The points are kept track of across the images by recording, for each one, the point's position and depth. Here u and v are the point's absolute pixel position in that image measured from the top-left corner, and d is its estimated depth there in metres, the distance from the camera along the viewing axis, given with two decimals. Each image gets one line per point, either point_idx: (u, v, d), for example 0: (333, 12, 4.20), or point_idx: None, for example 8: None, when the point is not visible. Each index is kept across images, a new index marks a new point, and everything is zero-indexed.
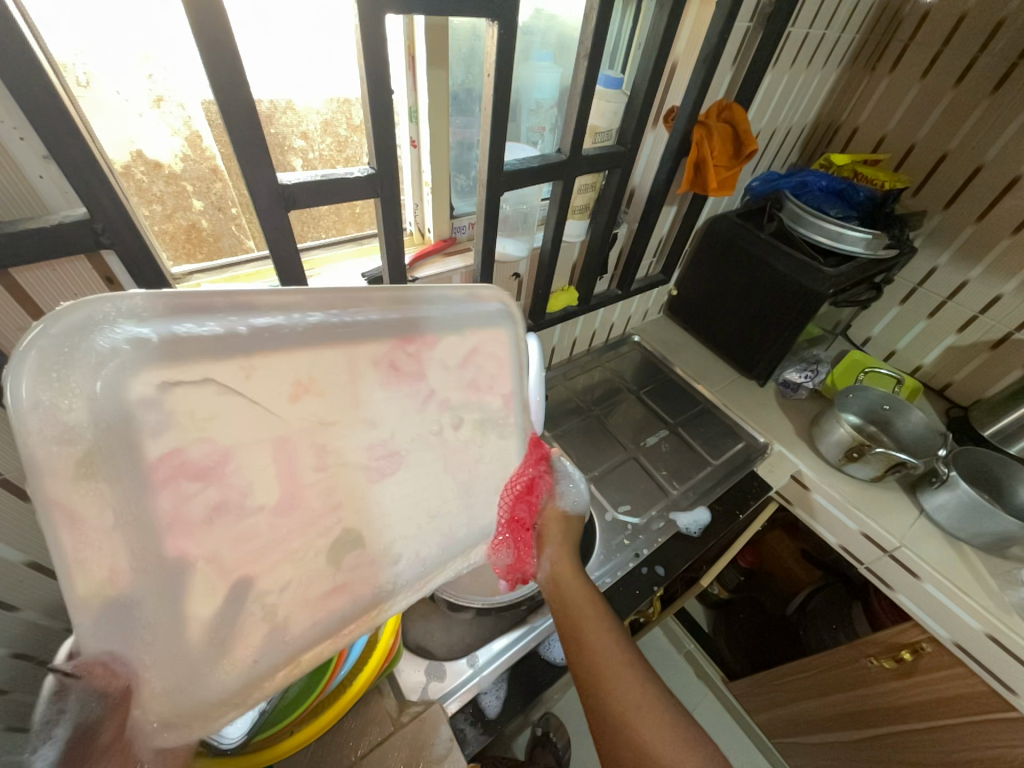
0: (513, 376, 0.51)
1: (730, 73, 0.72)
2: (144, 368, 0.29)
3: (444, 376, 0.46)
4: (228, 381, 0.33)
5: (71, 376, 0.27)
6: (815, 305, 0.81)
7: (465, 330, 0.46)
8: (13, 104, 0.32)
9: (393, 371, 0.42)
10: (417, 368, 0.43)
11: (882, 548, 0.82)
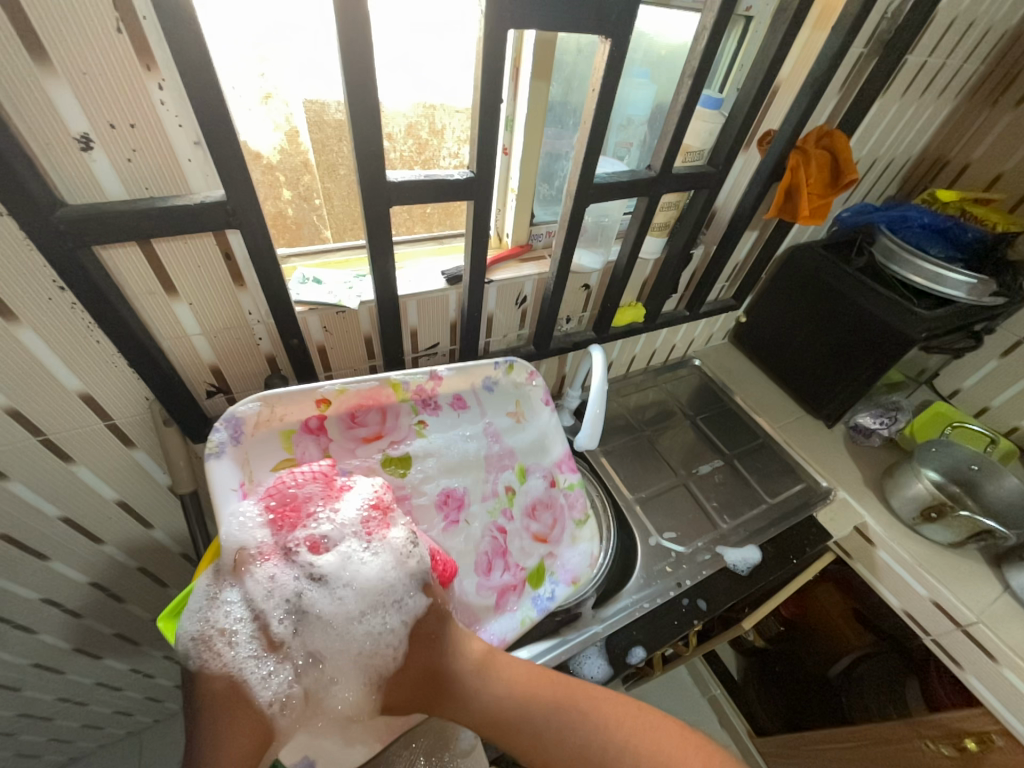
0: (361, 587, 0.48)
1: (836, 100, 0.69)
2: (251, 424, 0.49)
3: (510, 435, 0.66)
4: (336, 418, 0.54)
5: (229, 457, 0.48)
6: (903, 349, 0.75)
7: (550, 443, 0.70)
8: (183, 97, 0.36)
9: (490, 466, 0.63)
10: (506, 453, 0.65)
11: (953, 622, 0.75)
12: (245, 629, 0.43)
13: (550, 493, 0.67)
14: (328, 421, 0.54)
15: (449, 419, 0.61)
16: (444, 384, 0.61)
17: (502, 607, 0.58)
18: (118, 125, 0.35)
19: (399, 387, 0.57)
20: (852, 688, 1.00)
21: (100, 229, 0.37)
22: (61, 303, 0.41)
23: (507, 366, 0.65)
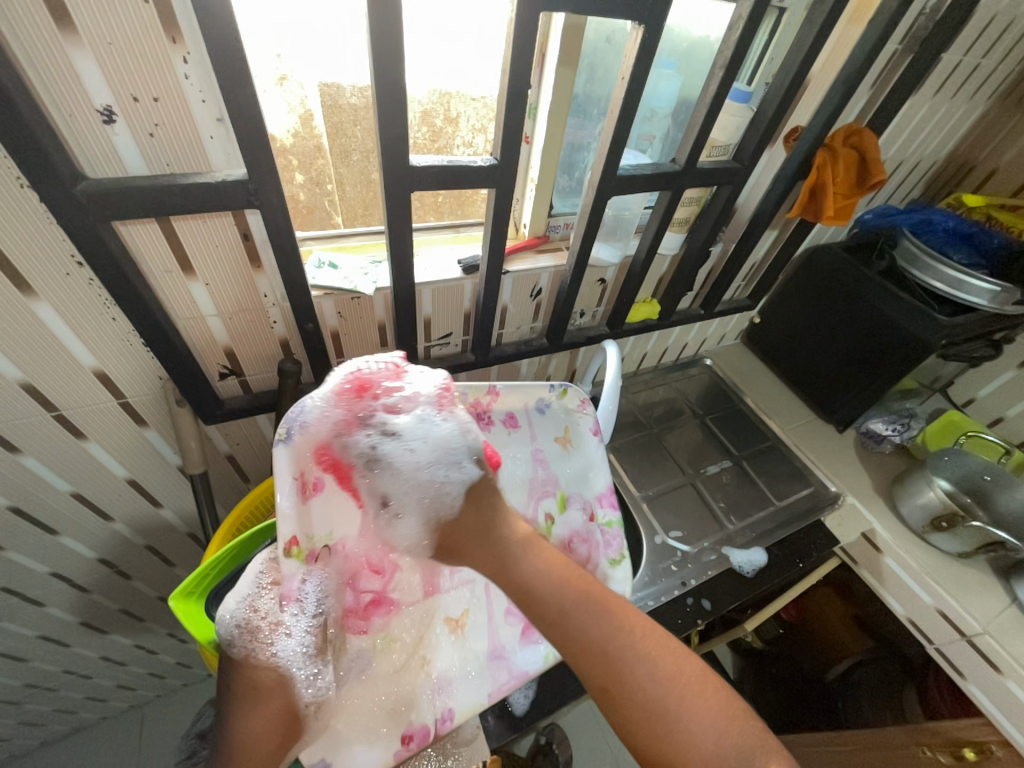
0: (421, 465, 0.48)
1: (867, 98, 0.67)
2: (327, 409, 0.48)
3: (555, 463, 0.64)
4: None
5: None
6: (921, 354, 0.74)
7: (600, 481, 0.66)
8: (207, 72, 0.35)
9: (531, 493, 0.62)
10: (547, 476, 0.64)
11: (958, 632, 0.75)
12: (296, 631, 0.44)
13: (588, 527, 0.64)
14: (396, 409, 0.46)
15: (501, 436, 0.60)
16: (500, 401, 0.60)
17: (527, 638, 0.56)
18: (141, 98, 0.35)
19: (456, 397, 0.58)
20: (851, 694, 1.01)
21: (121, 204, 0.36)
22: (79, 278, 0.41)
23: (561, 390, 0.64)
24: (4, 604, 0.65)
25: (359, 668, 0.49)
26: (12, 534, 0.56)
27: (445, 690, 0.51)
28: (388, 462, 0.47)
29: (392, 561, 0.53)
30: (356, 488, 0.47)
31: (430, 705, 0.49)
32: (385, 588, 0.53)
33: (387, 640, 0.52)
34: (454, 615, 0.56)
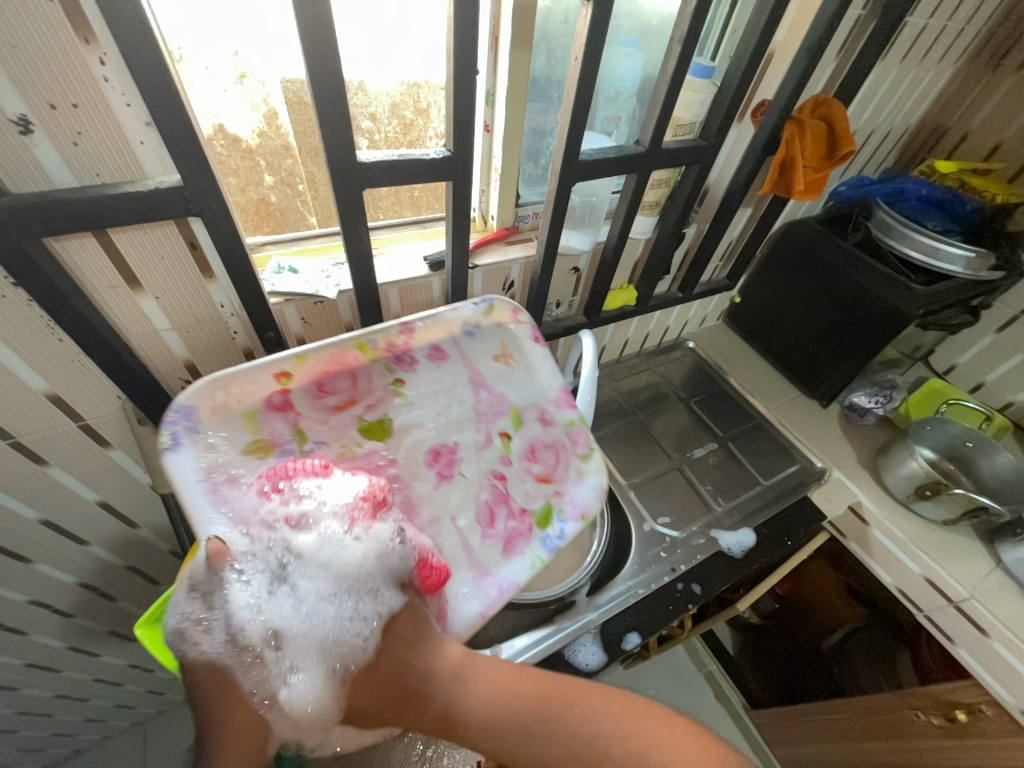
0: (317, 637, 0.37)
1: (833, 67, 0.66)
2: (190, 396, 0.44)
3: (493, 374, 0.59)
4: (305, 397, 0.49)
5: (175, 453, 0.41)
6: (900, 326, 0.74)
7: (545, 375, 0.61)
8: (126, 70, 0.33)
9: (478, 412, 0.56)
10: (494, 393, 0.58)
11: (946, 598, 0.75)
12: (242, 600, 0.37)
13: (547, 430, 0.58)
14: (292, 395, 0.48)
15: (429, 372, 0.55)
16: (418, 337, 0.56)
17: (511, 553, 0.49)
18: (59, 105, 0.33)
19: (366, 346, 0.53)
20: (845, 660, 1.01)
21: (47, 219, 0.34)
22: (16, 300, 0.39)
23: (486, 308, 0.60)
24: None
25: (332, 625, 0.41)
26: None
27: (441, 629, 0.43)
28: (281, 609, 0.37)
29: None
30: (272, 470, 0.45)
31: None
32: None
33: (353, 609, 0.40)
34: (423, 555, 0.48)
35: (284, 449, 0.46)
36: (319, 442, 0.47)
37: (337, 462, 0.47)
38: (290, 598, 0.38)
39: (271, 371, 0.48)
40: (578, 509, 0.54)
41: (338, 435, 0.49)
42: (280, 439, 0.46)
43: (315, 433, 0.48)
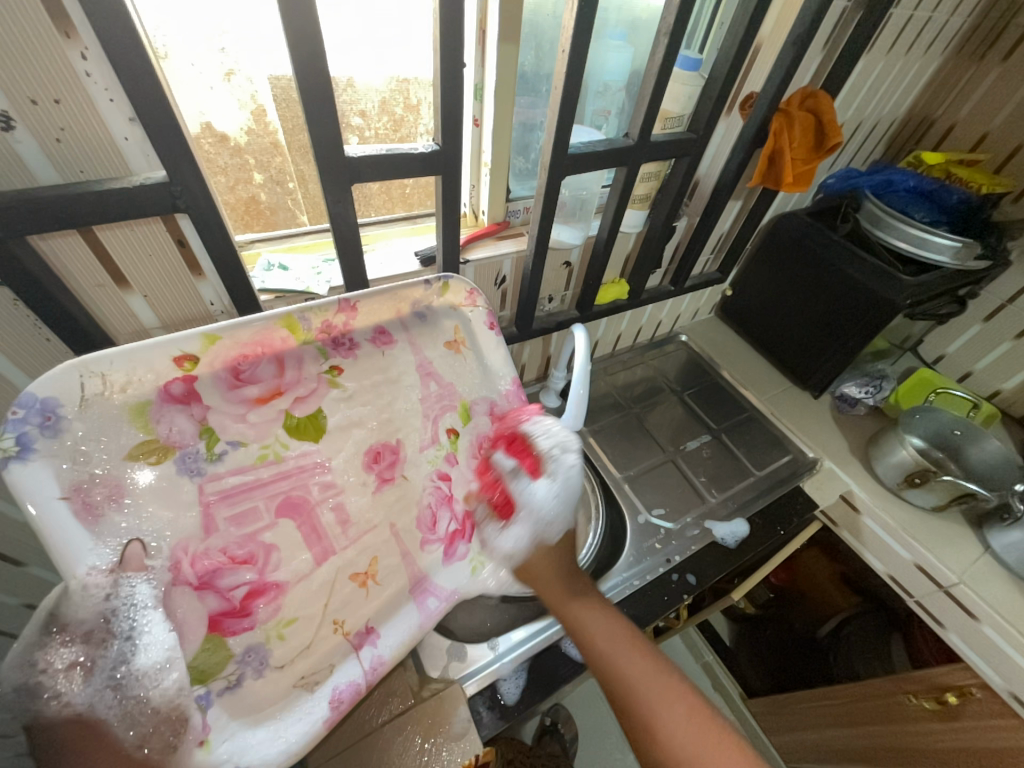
0: (555, 506, 0.56)
1: (819, 58, 0.66)
2: (48, 386, 0.36)
3: (439, 361, 0.55)
4: (209, 387, 0.42)
5: (22, 464, 0.34)
6: (887, 316, 0.74)
7: (492, 360, 0.59)
8: (107, 64, 0.33)
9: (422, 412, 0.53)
10: (444, 385, 0.55)
11: (936, 583, 0.77)
12: (145, 647, 0.36)
13: (497, 427, 0.57)
14: (197, 382, 0.42)
15: (371, 360, 0.51)
16: (359, 318, 0.49)
17: (452, 555, 0.52)
18: (41, 101, 0.32)
19: (297, 326, 0.46)
20: (840, 647, 1.03)
21: (30, 216, 0.34)
22: (2, 300, 0.39)
23: (441, 286, 0.54)
24: None
25: (256, 664, 0.40)
26: None
27: (371, 639, 0.45)
28: (543, 480, 0.55)
29: (261, 543, 0.42)
30: (170, 479, 0.40)
31: (353, 665, 0.43)
32: (263, 573, 0.41)
33: (287, 622, 0.41)
34: (360, 567, 0.46)
35: (188, 454, 0.41)
36: (231, 443, 0.43)
37: (256, 467, 0.44)
38: (542, 486, 0.55)
39: (170, 353, 0.41)
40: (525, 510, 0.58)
41: (257, 434, 0.44)
42: (184, 442, 0.41)
43: (225, 431, 0.43)
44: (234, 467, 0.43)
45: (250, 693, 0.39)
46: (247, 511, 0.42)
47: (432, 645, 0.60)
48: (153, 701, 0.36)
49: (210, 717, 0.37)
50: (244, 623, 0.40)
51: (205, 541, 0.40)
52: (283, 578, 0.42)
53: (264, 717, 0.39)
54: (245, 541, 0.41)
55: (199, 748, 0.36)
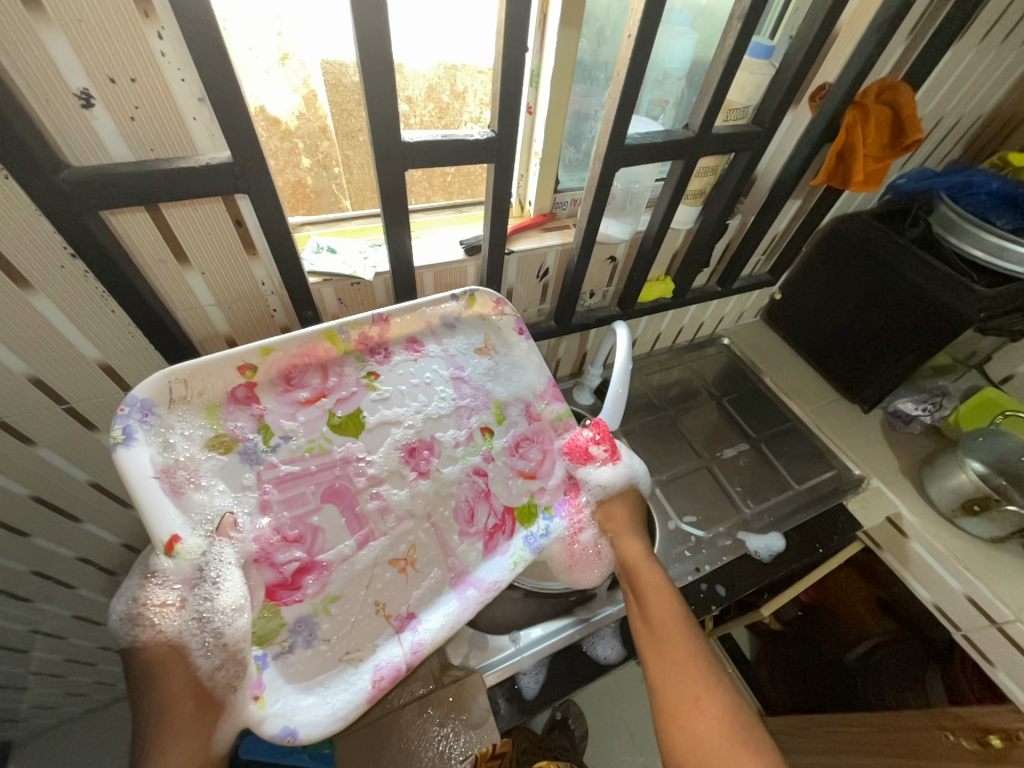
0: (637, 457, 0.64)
1: (903, 47, 0.62)
2: (143, 387, 0.40)
3: (471, 369, 0.56)
4: (272, 389, 0.46)
5: (131, 447, 0.38)
6: (956, 328, 0.69)
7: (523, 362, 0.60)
8: (182, 44, 0.34)
9: (457, 414, 0.54)
10: (475, 389, 0.56)
11: (988, 618, 0.72)
12: (227, 591, 0.39)
13: (533, 427, 0.58)
14: (257, 388, 0.45)
15: (405, 365, 0.53)
16: (393, 329, 0.52)
17: (492, 549, 0.50)
18: (119, 79, 0.33)
19: (336, 338, 0.49)
20: (870, 673, 0.99)
21: (104, 191, 0.35)
22: (74, 270, 0.40)
23: (467, 299, 0.56)
24: (36, 588, 0.67)
25: (306, 635, 0.41)
26: (38, 522, 0.58)
27: (412, 624, 0.44)
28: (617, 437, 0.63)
29: (309, 525, 0.44)
30: (236, 468, 0.42)
31: (394, 645, 0.42)
32: (311, 552, 0.43)
33: (332, 599, 0.42)
34: (400, 553, 0.47)
35: (249, 447, 0.43)
36: (285, 438, 0.45)
37: (306, 457, 0.45)
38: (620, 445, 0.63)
39: (234, 363, 0.44)
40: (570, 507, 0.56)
41: (306, 429, 0.46)
42: (245, 436, 0.43)
43: (282, 427, 0.45)
44: (288, 459, 0.44)
45: (299, 663, 0.40)
46: (296, 495, 0.44)
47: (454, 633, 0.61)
48: (228, 637, 0.39)
49: (266, 677, 0.38)
50: (295, 596, 0.41)
51: (260, 520, 0.42)
52: (328, 558, 0.43)
53: (314, 683, 0.39)
54: (296, 522, 0.43)
55: (255, 703, 0.37)
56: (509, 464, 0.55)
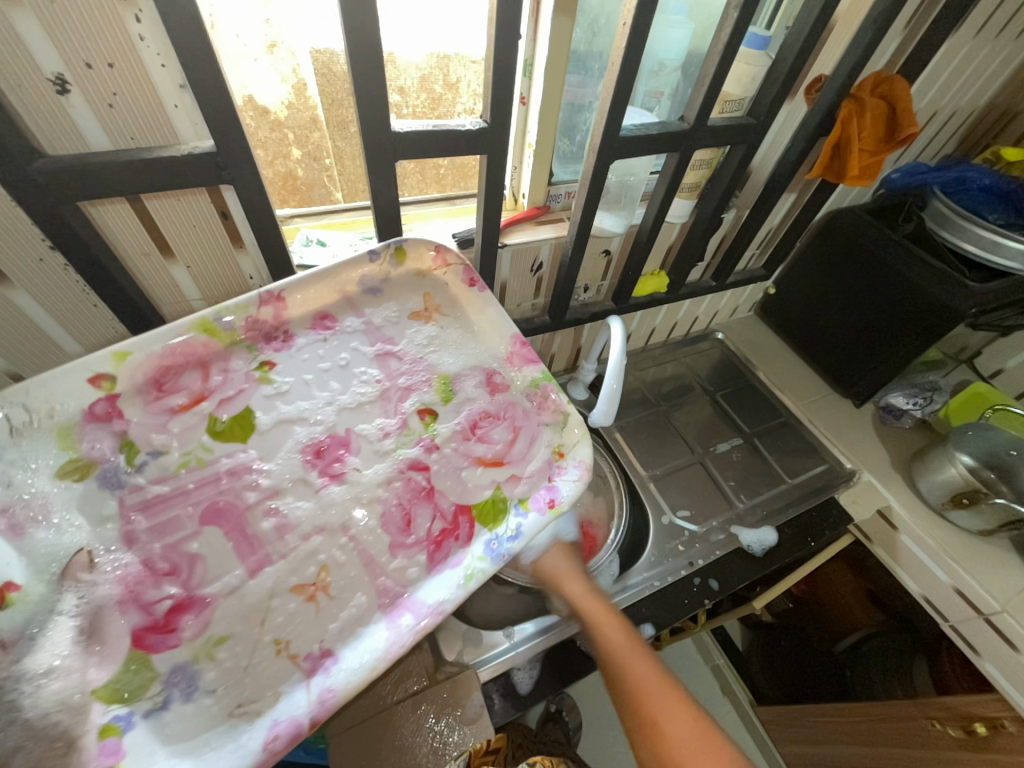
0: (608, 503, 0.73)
1: (899, 40, 0.61)
2: None
3: (408, 339, 0.49)
4: (143, 398, 0.40)
5: None
6: (947, 324, 0.70)
7: (477, 318, 0.52)
8: (162, 29, 0.32)
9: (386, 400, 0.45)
10: (410, 359, 0.48)
11: (975, 609, 0.73)
12: (48, 649, 0.31)
13: (497, 400, 0.48)
14: (121, 399, 0.39)
15: (310, 348, 0.46)
16: (290, 307, 0.46)
17: (437, 564, 0.38)
18: (95, 64, 0.32)
19: (213, 327, 0.43)
20: (859, 663, 0.99)
21: (80, 181, 0.34)
22: (52, 264, 0.39)
23: (393, 252, 0.50)
24: None
25: (183, 688, 0.31)
26: None
27: (326, 665, 0.33)
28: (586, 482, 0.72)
29: (185, 554, 0.36)
30: (94, 492, 0.36)
31: (298, 696, 0.32)
32: (188, 585, 0.35)
33: (218, 641, 0.33)
34: (308, 578, 0.36)
35: (109, 469, 0.37)
36: (153, 452, 0.39)
37: (179, 475, 0.38)
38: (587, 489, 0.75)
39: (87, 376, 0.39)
40: (546, 498, 0.42)
41: (180, 439, 0.40)
42: (105, 456, 0.38)
43: (151, 438, 0.39)
44: (158, 474, 0.38)
45: (175, 724, 0.30)
46: (169, 520, 0.37)
47: (448, 629, 0.61)
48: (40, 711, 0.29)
49: (126, 742, 0.29)
50: (170, 641, 0.33)
51: (121, 553, 0.35)
52: (211, 589, 0.35)
53: (194, 746, 0.30)
54: (167, 552, 0.36)
55: None
56: (464, 452, 0.44)
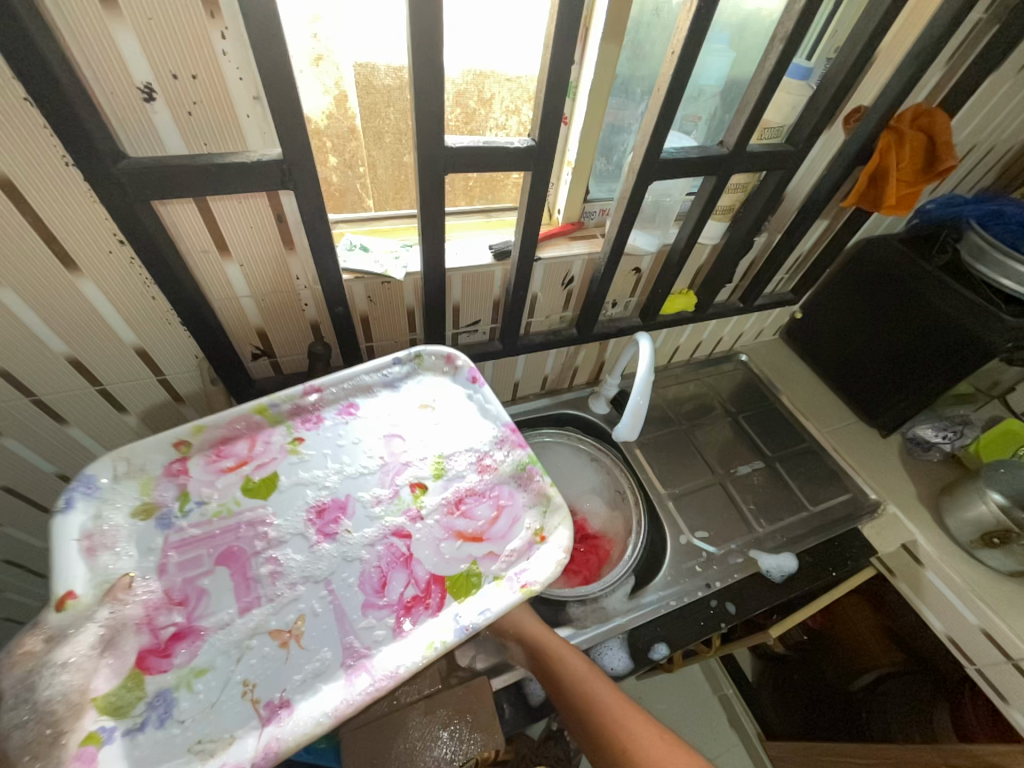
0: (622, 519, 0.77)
1: (941, 75, 0.62)
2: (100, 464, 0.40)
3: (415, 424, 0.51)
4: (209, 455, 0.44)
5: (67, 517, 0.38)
6: (981, 357, 0.69)
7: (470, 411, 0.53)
8: (245, 45, 0.35)
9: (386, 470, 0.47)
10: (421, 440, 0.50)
11: (1003, 654, 0.70)
12: (73, 645, 0.33)
13: (484, 480, 0.48)
14: (193, 459, 0.44)
15: (333, 429, 0.49)
16: (327, 397, 0.50)
17: (400, 631, 0.39)
18: (180, 76, 0.35)
19: (267, 408, 0.47)
20: (876, 704, 0.96)
21: (157, 182, 0.36)
22: (121, 257, 0.42)
23: (414, 357, 0.55)
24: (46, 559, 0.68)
25: (160, 713, 0.33)
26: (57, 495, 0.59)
27: (282, 715, 0.34)
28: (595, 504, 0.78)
29: (197, 588, 0.38)
30: (150, 532, 0.40)
31: (250, 738, 0.33)
32: (191, 616, 0.37)
33: (198, 673, 0.35)
34: (283, 626, 0.38)
35: (166, 513, 0.41)
36: (200, 503, 0.42)
37: (212, 521, 0.41)
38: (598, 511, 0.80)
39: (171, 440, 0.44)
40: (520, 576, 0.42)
41: (220, 493, 0.43)
42: (166, 501, 0.41)
43: (200, 492, 0.43)
44: (198, 525, 0.41)
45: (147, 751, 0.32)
46: (191, 559, 0.39)
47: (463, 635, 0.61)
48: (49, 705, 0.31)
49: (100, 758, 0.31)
50: (163, 664, 0.35)
51: (151, 582, 0.38)
52: (207, 623, 0.37)
53: None
54: (183, 584, 0.38)
55: None
56: (444, 528, 0.45)
